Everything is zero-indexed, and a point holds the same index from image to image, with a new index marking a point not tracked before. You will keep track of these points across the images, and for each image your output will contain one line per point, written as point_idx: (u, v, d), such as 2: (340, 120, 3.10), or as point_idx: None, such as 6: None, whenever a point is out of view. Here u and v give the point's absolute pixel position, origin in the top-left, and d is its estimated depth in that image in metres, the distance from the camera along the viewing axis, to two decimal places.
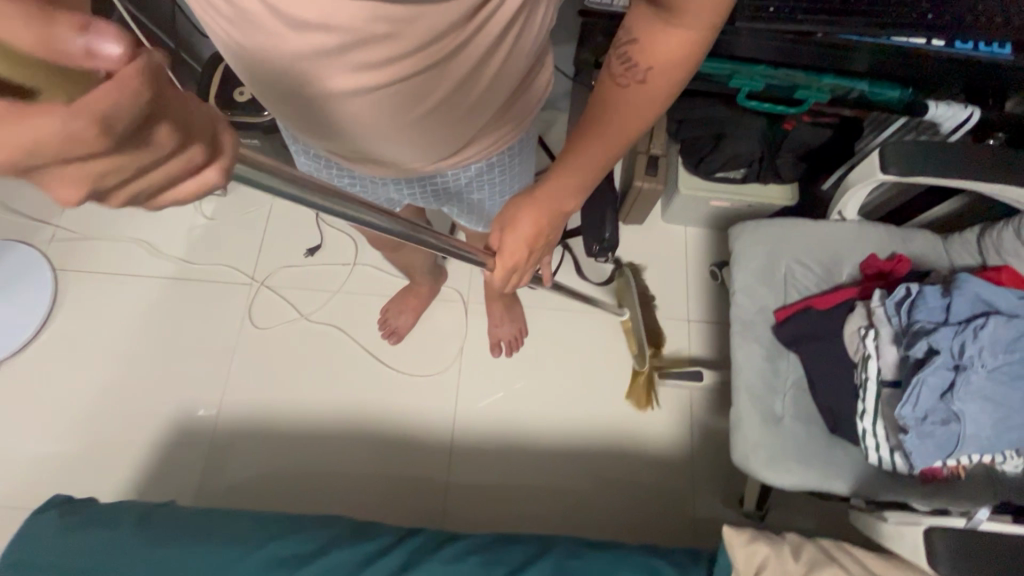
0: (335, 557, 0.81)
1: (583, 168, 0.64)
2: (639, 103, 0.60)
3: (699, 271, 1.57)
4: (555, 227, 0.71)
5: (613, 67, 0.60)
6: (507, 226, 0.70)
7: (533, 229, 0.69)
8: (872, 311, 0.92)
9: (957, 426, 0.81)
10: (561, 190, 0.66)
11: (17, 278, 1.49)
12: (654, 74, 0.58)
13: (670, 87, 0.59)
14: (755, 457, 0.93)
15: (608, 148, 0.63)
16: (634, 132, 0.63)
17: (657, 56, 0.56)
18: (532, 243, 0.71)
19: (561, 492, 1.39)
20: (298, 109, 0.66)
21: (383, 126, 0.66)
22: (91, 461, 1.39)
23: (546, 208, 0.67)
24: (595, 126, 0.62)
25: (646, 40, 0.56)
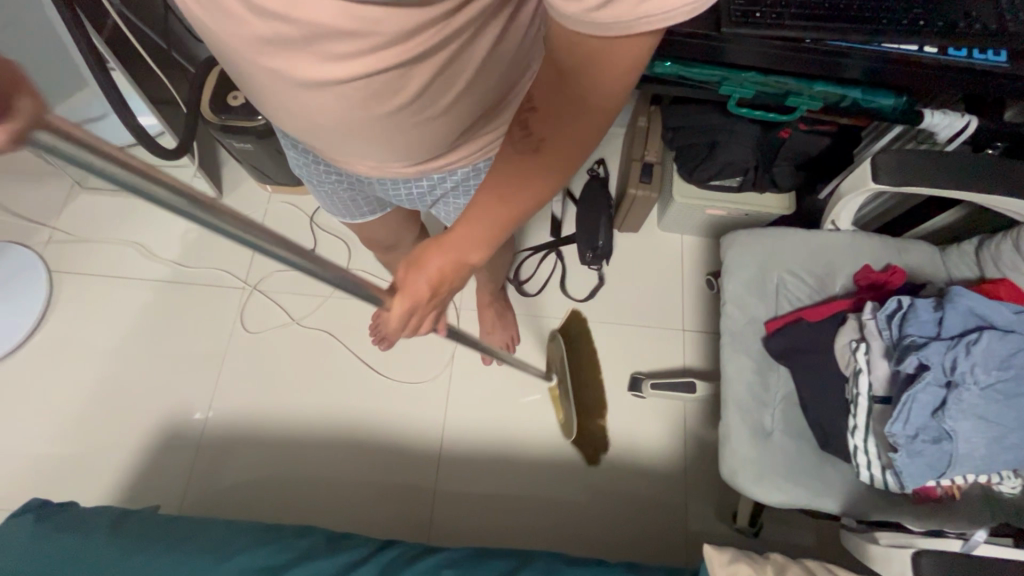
0: (305, 568, 0.79)
1: (484, 226, 0.61)
2: (536, 169, 0.57)
3: (694, 281, 1.55)
4: (460, 278, 0.67)
5: (513, 132, 0.57)
6: (413, 264, 0.65)
7: (435, 276, 0.64)
8: (863, 324, 0.89)
9: (949, 445, 0.78)
10: (460, 242, 0.62)
11: (12, 279, 1.50)
12: (547, 144, 0.56)
13: (572, 158, 0.57)
14: (743, 472, 0.91)
15: (507, 210, 0.60)
16: (537, 194, 0.59)
17: (554, 126, 0.54)
18: (430, 291, 0.66)
19: (550, 504, 1.36)
20: (272, 101, 0.63)
21: (356, 122, 0.62)
22: (79, 463, 1.39)
23: (448, 256, 0.63)
24: (495, 185, 0.58)
25: (543, 111, 0.54)
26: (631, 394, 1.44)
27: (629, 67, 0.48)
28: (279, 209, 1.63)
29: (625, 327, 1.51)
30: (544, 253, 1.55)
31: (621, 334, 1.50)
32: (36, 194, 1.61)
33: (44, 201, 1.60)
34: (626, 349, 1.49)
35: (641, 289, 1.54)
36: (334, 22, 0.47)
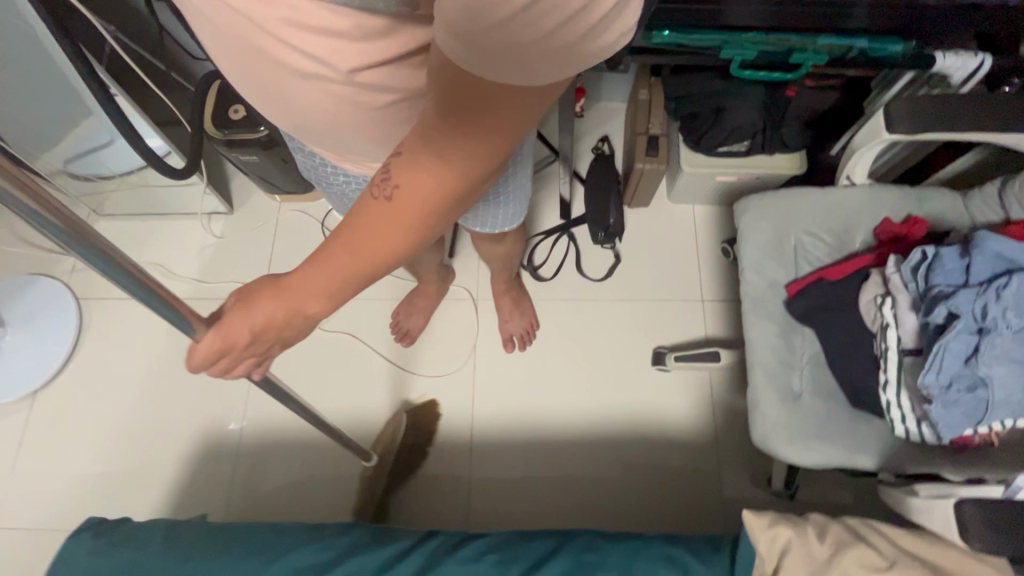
0: (354, 561, 0.82)
1: (326, 275, 0.53)
2: (386, 220, 0.49)
3: (709, 250, 1.54)
4: (299, 328, 0.59)
5: (374, 176, 0.50)
6: (241, 303, 0.57)
7: (264, 320, 0.56)
8: (888, 278, 0.88)
9: (984, 392, 0.77)
10: (298, 287, 0.54)
11: (41, 310, 1.55)
12: (399, 195, 0.47)
13: (431, 218, 0.49)
14: (775, 437, 0.90)
15: (350, 262, 0.52)
16: (386, 250, 0.51)
17: (409, 178, 0.46)
18: (255, 336, 0.58)
19: (584, 483, 1.38)
20: (275, 102, 0.64)
21: (358, 117, 0.61)
22: (125, 480, 1.44)
23: (281, 301, 0.55)
24: (342, 230, 0.51)
25: (405, 155, 0.47)
26: (655, 369, 1.44)
27: (503, 125, 0.43)
28: (290, 217, 1.65)
29: (643, 303, 1.50)
30: (555, 237, 1.54)
31: (640, 311, 1.50)
32: None
33: None
34: (647, 324, 1.48)
35: (656, 263, 1.53)
36: (328, 21, 0.47)
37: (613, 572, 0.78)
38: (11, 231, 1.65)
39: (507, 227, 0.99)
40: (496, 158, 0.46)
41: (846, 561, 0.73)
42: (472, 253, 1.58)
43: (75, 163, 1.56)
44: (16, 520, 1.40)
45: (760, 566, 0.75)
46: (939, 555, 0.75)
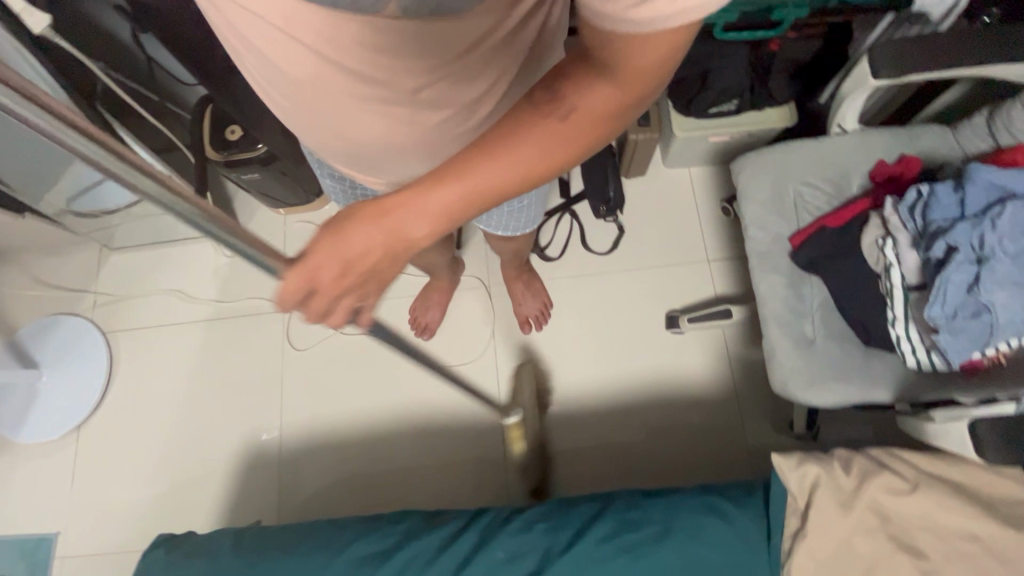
0: (414, 545, 0.87)
1: (462, 196, 0.52)
2: (549, 139, 0.51)
3: (710, 212, 1.56)
4: (393, 259, 0.56)
5: (536, 94, 0.52)
6: (336, 229, 0.53)
7: (370, 248, 0.53)
8: (887, 220, 0.91)
9: (989, 316, 0.80)
10: (418, 210, 0.53)
11: (71, 349, 1.60)
12: (574, 117, 0.50)
13: (585, 141, 0.53)
14: (793, 382, 0.95)
15: (491, 180, 0.52)
16: (534, 171, 0.53)
17: (586, 98, 0.50)
18: (349, 267, 0.54)
19: (614, 448, 1.44)
20: (323, 130, 0.69)
21: (406, 135, 0.67)
22: (177, 498, 1.50)
23: (395, 226, 0.53)
24: (492, 148, 0.51)
25: (578, 74, 0.49)
26: (670, 332, 1.49)
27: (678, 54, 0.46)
28: (295, 228, 1.68)
29: (652, 271, 1.54)
30: (557, 216, 1.57)
31: (648, 278, 1.53)
32: (72, 266, 1.70)
33: (80, 270, 1.69)
34: (657, 290, 1.52)
35: (660, 230, 1.56)
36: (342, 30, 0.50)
37: (657, 525, 0.84)
38: (28, 276, 1.69)
39: (529, 228, 1.06)
40: (652, 91, 0.50)
41: (873, 487, 0.78)
42: (478, 241, 1.61)
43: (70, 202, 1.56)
44: (81, 548, 1.48)
45: (794, 502, 0.80)
46: (959, 474, 0.80)
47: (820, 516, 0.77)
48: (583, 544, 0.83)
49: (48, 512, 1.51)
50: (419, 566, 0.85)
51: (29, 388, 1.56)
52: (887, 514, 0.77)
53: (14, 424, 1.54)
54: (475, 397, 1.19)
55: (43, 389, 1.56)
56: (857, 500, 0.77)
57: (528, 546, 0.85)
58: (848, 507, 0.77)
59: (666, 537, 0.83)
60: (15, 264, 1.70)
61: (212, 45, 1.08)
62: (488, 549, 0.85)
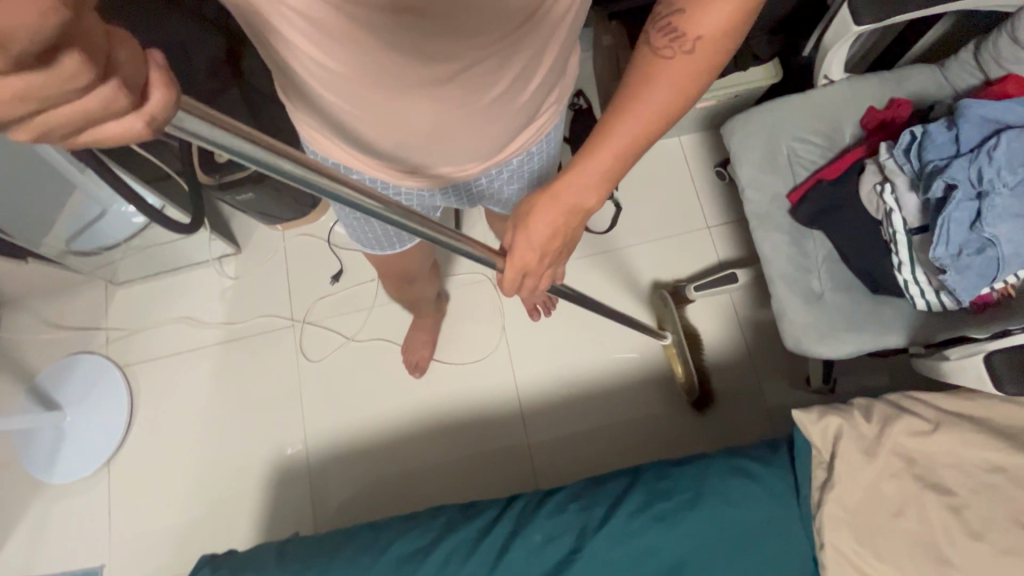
0: (452, 539, 0.89)
1: (619, 153, 0.63)
2: (681, 75, 0.60)
3: (705, 179, 1.56)
4: (575, 224, 0.70)
5: (657, 41, 0.60)
6: (523, 222, 0.68)
7: (556, 222, 0.67)
8: (883, 165, 0.90)
9: (994, 251, 0.80)
10: (586, 180, 0.65)
11: (91, 387, 1.62)
12: (702, 45, 0.58)
13: (715, 60, 0.60)
14: (807, 338, 0.96)
15: (641, 129, 0.62)
16: (674, 105, 0.62)
17: (708, 25, 0.57)
18: (546, 243, 0.69)
19: (637, 423, 1.45)
20: (369, 126, 0.71)
21: (456, 117, 0.71)
22: (215, 520, 1.53)
23: (571, 199, 0.66)
24: (635, 102, 0.61)
25: (695, 5, 0.57)
26: (678, 303, 1.49)
27: None
28: (296, 243, 1.69)
29: (654, 244, 1.54)
30: None
31: (650, 250, 1.54)
32: (80, 305, 1.72)
33: (89, 308, 1.71)
34: (661, 262, 1.53)
35: (657, 202, 1.56)
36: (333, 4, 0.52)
37: (687, 491, 0.86)
38: (38, 319, 1.71)
39: None
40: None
41: (895, 431, 0.78)
42: None
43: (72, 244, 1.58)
44: None
45: (819, 455, 0.81)
46: (979, 409, 0.81)
47: (846, 465, 0.78)
48: (617, 519, 0.85)
49: (90, 548, 1.54)
50: (459, 558, 0.87)
51: (55, 430, 1.59)
52: (912, 456, 0.78)
53: (43, 467, 1.57)
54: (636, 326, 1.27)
55: (69, 429, 1.59)
56: (881, 446, 0.78)
57: (563, 526, 0.87)
58: (872, 453, 0.78)
59: (697, 503, 0.84)
60: (24, 311, 1.71)
61: (193, 70, 1.09)
62: (525, 534, 0.87)
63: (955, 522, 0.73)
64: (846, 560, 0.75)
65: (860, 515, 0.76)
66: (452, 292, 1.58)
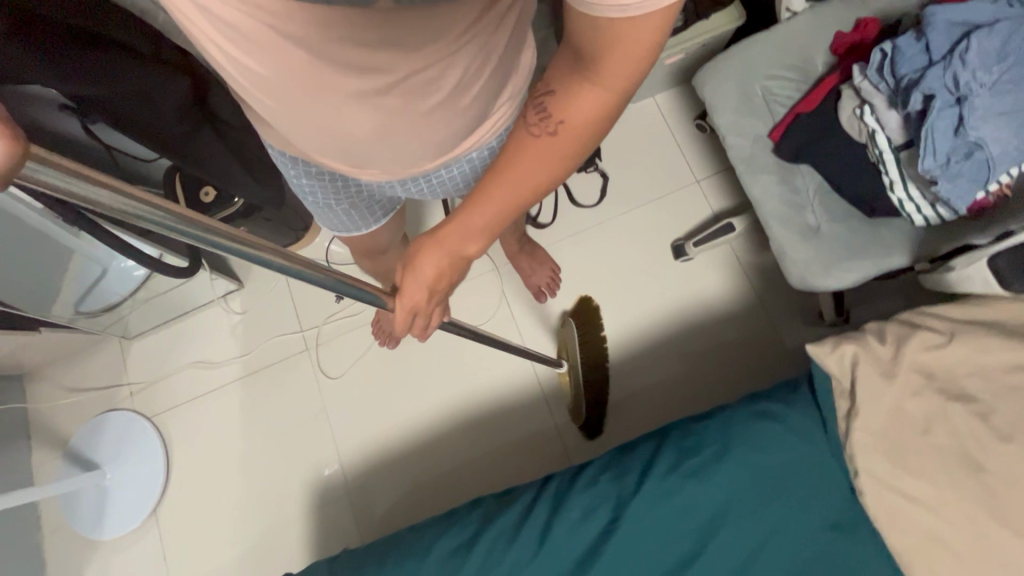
0: (494, 528, 0.90)
1: (488, 214, 0.72)
2: (548, 151, 0.68)
3: (687, 134, 1.55)
4: (458, 269, 0.81)
5: (533, 113, 0.68)
6: (410, 268, 0.79)
7: (435, 270, 0.78)
8: (859, 88, 0.89)
9: (982, 153, 0.79)
10: (460, 236, 0.75)
11: (125, 442, 1.67)
12: (566, 126, 0.66)
13: (581, 142, 0.68)
14: (810, 273, 0.96)
15: (507, 196, 0.70)
16: (542, 176, 0.70)
17: (573, 110, 0.65)
18: (432, 283, 0.80)
19: (659, 385, 1.46)
20: (326, 133, 0.74)
21: (402, 125, 0.72)
22: (266, 547, 1.57)
23: (447, 252, 0.76)
24: (505, 171, 0.69)
25: (564, 92, 0.65)
26: (680, 262, 1.49)
27: (643, 50, 0.56)
28: None
29: (647, 207, 1.54)
30: None
31: (644, 215, 1.53)
32: (100, 365, 1.76)
33: (109, 367, 1.75)
34: (656, 224, 1.52)
35: (643, 165, 1.55)
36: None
37: (715, 444, 0.86)
38: (63, 385, 1.76)
39: None
40: (625, 90, 0.63)
41: (911, 347, 0.78)
42: None
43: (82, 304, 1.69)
44: None
45: (839, 384, 0.81)
46: (992, 312, 0.80)
47: (867, 390, 0.77)
48: (651, 482, 0.86)
49: None
50: (503, 546, 0.88)
51: (98, 489, 1.63)
52: (930, 370, 0.77)
53: (93, 526, 1.61)
54: (534, 359, 1.25)
55: (110, 486, 1.63)
56: (898, 365, 0.77)
57: (599, 497, 0.88)
58: (891, 373, 0.77)
59: (726, 453, 0.85)
60: (49, 379, 1.77)
61: (163, 117, 1.10)
62: (564, 511, 0.88)
63: (982, 426, 0.74)
64: (882, 482, 0.76)
65: (887, 436, 0.76)
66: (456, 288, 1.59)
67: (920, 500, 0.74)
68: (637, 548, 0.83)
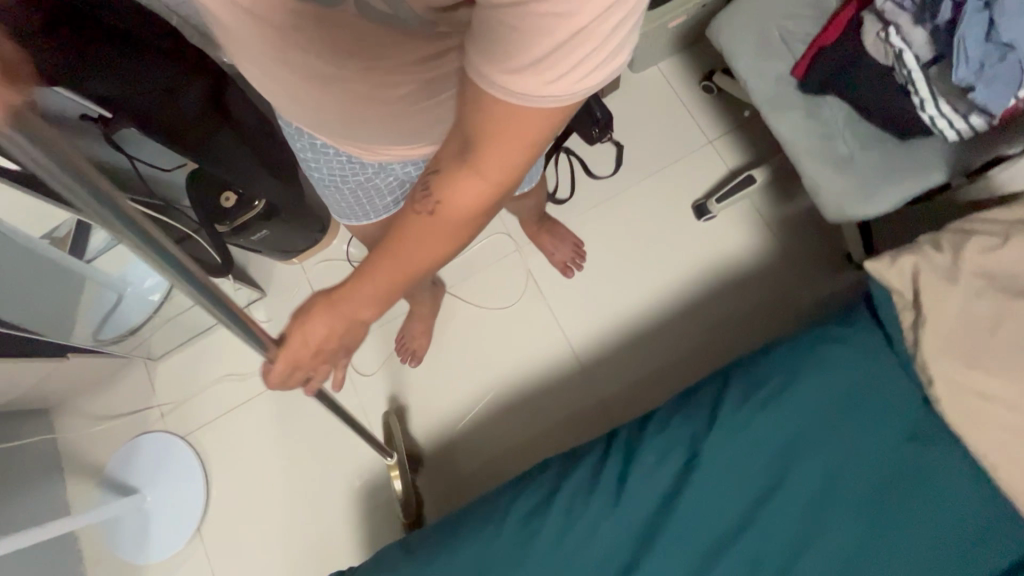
0: (568, 485, 0.90)
1: (379, 285, 0.70)
2: (429, 230, 0.63)
3: (694, 96, 1.57)
4: (355, 332, 0.77)
5: (417, 192, 0.64)
6: (302, 317, 0.75)
7: (326, 332, 0.74)
8: (883, 11, 0.92)
9: (1015, 55, 0.81)
10: (352, 301, 0.72)
11: (162, 463, 1.65)
12: (443, 207, 0.61)
13: (463, 224, 0.63)
14: (847, 202, 0.98)
15: (396, 265, 0.67)
16: (428, 254, 0.66)
17: (449, 194, 0.60)
18: (322, 341, 0.76)
19: (694, 343, 1.47)
20: (322, 111, 0.83)
21: (366, 107, 0.80)
22: (317, 551, 1.56)
23: (338, 315, 0.73)
24: (392, 245, 0.66)
25: (443, 174, 0.59)
26: (703, 221, 1.50)
27: (523, 137, 0.52)
28: (317, 270, 1.70)
29: (663, 172, 1.54)
30: (553, 158, 1.57)
31: (660, 179, 1.54)
32: (127, 390, 1.74)
33: (137, 390, 1.74)
34: (674, 187, 1.53)
35: (654, 131, 1.56)
36: None
37: (781, 373, 0.86)
38: (92, 415, 1.74)
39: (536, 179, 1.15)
40: (505, 177, 0.57)
41: (968, 250, 0.78)
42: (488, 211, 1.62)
43: (109, 323, 1.72)
44: None
45: (902, 297, 0.81)
46: None
47: (931, 298, 0.78)
48: (723, 418, 0.85)
49: None
50: (580, 503, 0.88)
51: (138, 514, 1.61)
52: (992, 271, 0.78)
53: (138, 550, 1.59)
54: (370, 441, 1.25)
55: (150, 509, 1.60)
56: (961, 269, 0.78)
57: (671, 442, 0.88)
58: (954, 277, 0.78)
59: (794, 381, 0.85)
60: (77, 410, 1.74)
61: (182, 114, 1.09)
62: (639, 458, 0.88)
63: None
64: (959, 386, 0.76)
65: (958, 340, 0.77)
66: (482, 271, 1.58)
67: (998, 398, 0.75)
68: (711, 488, 0.84)
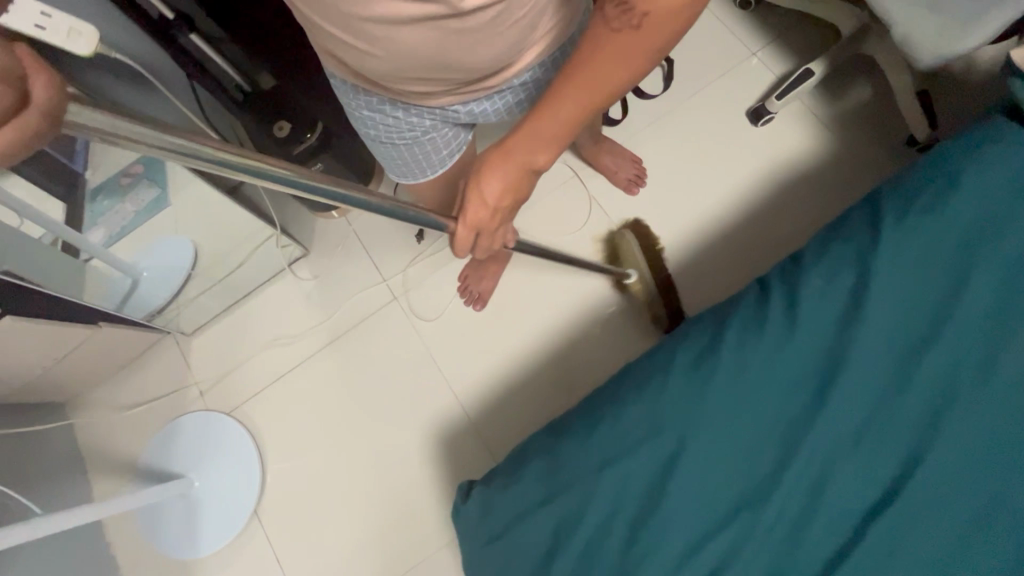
0: (731, 332, 0.87)
1: (565, 118, 0.71)
2: (628, 49, 0.65)
3: (731, 12, 1.60)
4: (527, 183, 0.80)
5: (608, 10, 0.63)
6: (476, 179, 0.78)
7: (501, 188, 0.78)
8: None
9: None
10: (527, 145, 0.74)
11: (207, 443, 1.47)
12: (648, 20, 0.62)
13: (664, 32, 0.63)
14: (945, 41, 1.04)
15: (587, 95, 0.69)
16: (620, 76, 0.68)
17: (655, 1, 0.60)
18: (498, 199, 0.79)
19: (772, 241, 1.46)
20: (390, 72, 0.87)
21: (434, 48, 0.79)
22: (399, 512, 1.42)
23: (516, 164, 0.76)
24: (581, 71, 0.68)
25: None
26: (762, 125, 1.51)
27: None
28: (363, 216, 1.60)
29: (712, 85, 1.56)
30: None
31: (711, 92, 1.56)
32: (157, 373, 1.57)
33: (169, 372, 1.56)
34: (725, 98, 1.55)
35: (698, 49, 1.59)
36: None
37: (934, 186, 0.88)
38: (117, 407, 1.55)
39: None
40: None
41: None
42: None
43: (128, 306, 1.47)
44: None
45: None
46: None
47: None
48: (887, 237, 0.86)
49: None
50: (751, 344, 0.85)
51: (186, 502, 1.42)
52: None
53: (190, 543, 1.41)
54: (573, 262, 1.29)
55: (201, 495, 1.42)
56: None
57: (835, 268, 0.87)
58: None
59: (953, 186, 0.87)
60: (97, 404, 1.55)
61: None
62: (806, 287, 0.87)
63: None
64: None
65: None
66: (544, 197, 1.54)
67: None
68: (891, 313, 0.83)
